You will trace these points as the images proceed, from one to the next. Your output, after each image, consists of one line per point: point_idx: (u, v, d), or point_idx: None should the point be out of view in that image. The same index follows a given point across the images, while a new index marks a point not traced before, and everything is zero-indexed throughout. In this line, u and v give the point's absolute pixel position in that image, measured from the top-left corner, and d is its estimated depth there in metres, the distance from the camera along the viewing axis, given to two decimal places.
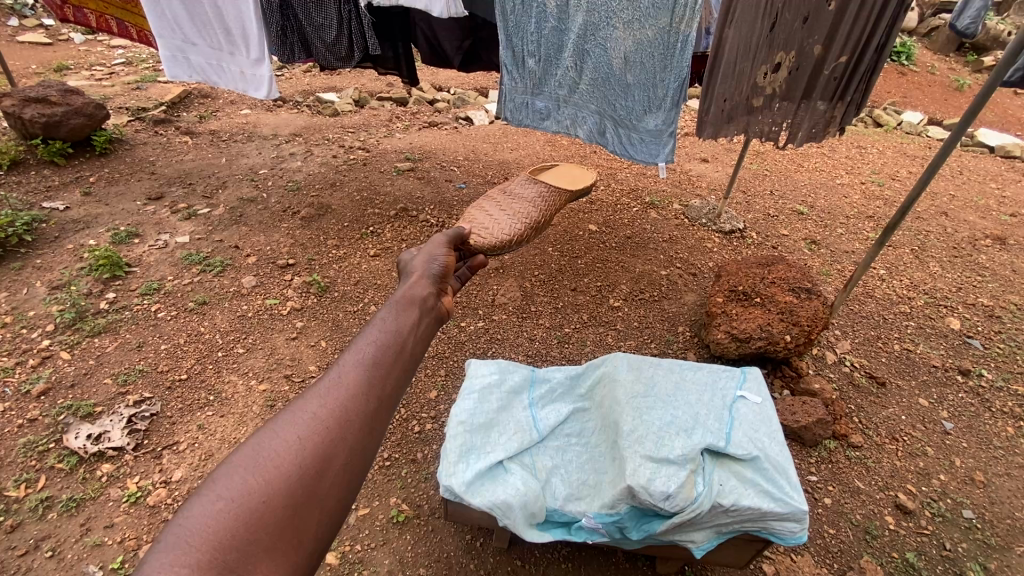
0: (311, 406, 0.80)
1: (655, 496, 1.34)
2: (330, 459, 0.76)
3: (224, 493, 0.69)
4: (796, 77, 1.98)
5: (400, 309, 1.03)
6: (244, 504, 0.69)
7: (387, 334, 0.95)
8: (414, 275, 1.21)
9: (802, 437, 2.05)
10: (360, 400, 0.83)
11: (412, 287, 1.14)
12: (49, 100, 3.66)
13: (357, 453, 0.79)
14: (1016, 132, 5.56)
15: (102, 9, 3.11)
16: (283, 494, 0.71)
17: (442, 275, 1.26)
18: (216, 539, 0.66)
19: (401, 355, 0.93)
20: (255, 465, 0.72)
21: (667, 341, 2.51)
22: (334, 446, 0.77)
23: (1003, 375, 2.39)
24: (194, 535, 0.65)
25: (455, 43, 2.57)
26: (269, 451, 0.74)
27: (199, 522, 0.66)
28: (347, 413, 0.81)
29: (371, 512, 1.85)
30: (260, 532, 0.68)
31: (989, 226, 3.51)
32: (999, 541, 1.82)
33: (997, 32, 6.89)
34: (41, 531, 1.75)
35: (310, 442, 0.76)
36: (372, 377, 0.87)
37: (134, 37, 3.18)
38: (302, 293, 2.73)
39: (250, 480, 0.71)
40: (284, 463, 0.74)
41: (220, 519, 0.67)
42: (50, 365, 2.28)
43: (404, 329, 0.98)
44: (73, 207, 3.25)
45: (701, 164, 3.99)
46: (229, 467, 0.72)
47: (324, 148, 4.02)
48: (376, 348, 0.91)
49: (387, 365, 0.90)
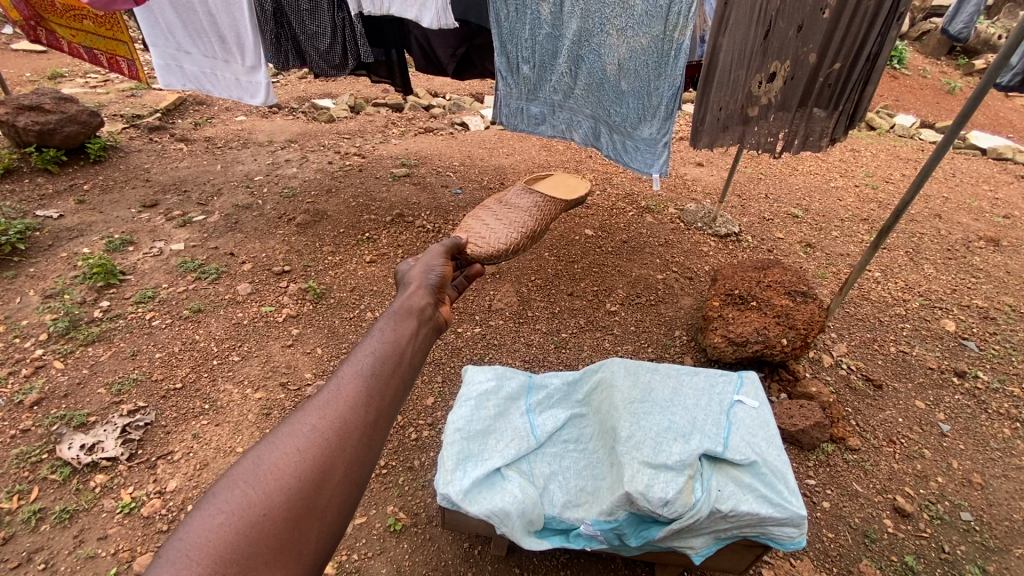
0: (308, 417, 0.80)
1: (653, 503, 1.33)
2: (329, 470, 0.75)
3: (224, 507, 0.68)
4: (791, 86, 2.00)
5: (399, 318, 1.03)
6: (244, 517, 0.68)
7: (386, 345, 0.94)
8: (411, 285, 1.20)
9: (800, 440, 2.04)
10: (359, 411, 0.82)
11: (409, 298, 1.13)
12: (42, 107, 3.64)
13: (357, 465, 0.78)
14: (1006, 134, 5.63)
15: (74, 39, 3.18)
16: (282, 507, 0.70)
17: (440, 285, 1.26)
18: (216, 552, 0.65)
19: (401, 364, 0.92)
20: (254, 477, 0.72)
21: (664, 345, 2.51)
22: (333, 457, 0.76)
23: (999, 377, 2.40)
24: (195, 548, 0.65)
25: (448, 51, 2.52)
26: (268, 462, 0.74)
27: (201, 536, 0.66)
28: (346, 424, 0.80)
29: (368, 521, 1.83)
30: (260, 546, 0.67)
31: (982, 227, 3.54)
32: (997, 543, 1.82)
33: (988, 36, 6.99)
34: (35, 543, 1.73)
35: (310, 453, 0.75)
36: (370, 388, 0.86)
37: (106, 64, 3.13)
38: (298, 299, 2.73)
39: (250, 493, 0.70)
40: (284, 475, 0.73)
41: (221, 532, 0.67)
42: (43, 374, 2.26)
43: (402, 338, 0.97)
44: (67, 215, 3.24)
45: (696, 168, 4.02)
46: (229, 481, 0.71)
47: (320, 154, 4.03)
48: (375, 359, 0.90)
49: (386, 376, 0.89)
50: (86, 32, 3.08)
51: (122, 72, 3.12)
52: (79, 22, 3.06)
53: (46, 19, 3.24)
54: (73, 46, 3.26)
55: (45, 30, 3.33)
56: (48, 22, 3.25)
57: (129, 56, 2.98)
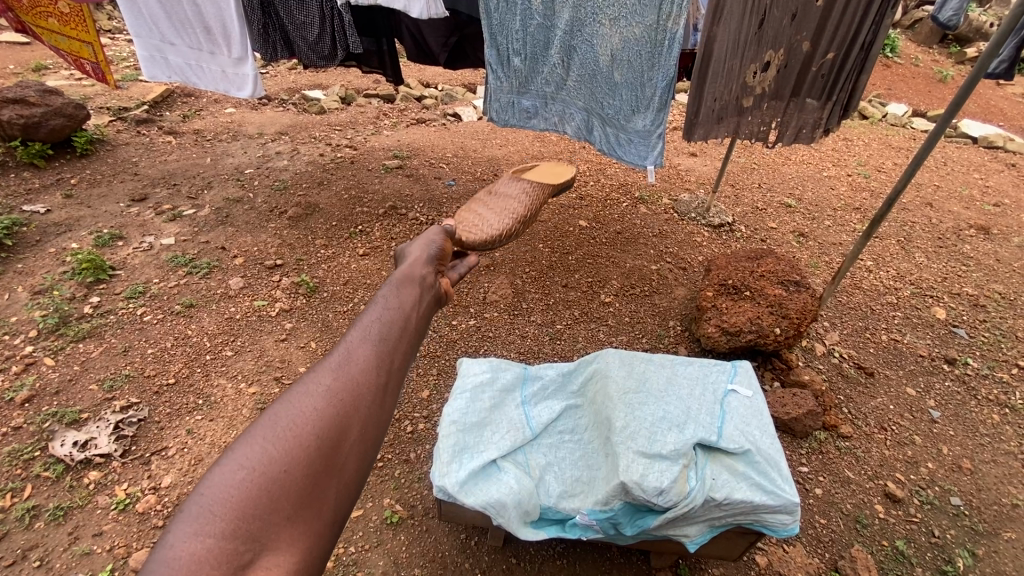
0: (322, 376, 0.76)
1: (648, 492, 1.34)
2: (346, 429, 0.72)
3: (244, 463, 0.65)
4: (784, 75, 1.99)
5: (406, 283, 0.99)
6: (264, 473, 0.65)
7: (397, 304, 0.91)
8: (414, 256, 1.18)
9: (792, 428, 2.06)
10: (374, 368, 0.78)
11: (413, 266, 1.11)
12: (26, 100, 3.56)
13: (375, 422, 0.74)
14: (997, 122, 5.66)
15: (40, 35, 3.11)
16: (302, 463, 0.67)
17: (442, 256, 1.22)
18: (238, 508, 0.63)
19: (412, 325, 0.88)
20: (272, 433, 0.68)
21: (658, 336, 2.52)
22: (349, 417, 0.73)
23: (988, 363, 2.43)
24: (217, 505, 0.62)
25: (441, 39, 2.51)
26: (286, 418, 0.70)
27: (221, 493, 0.63)
28: (361, 382, 0.76)
29: (365, 513, 1.84)
30: (281, 503, 0.64)
31: (972, 216, 3.57)
32: (986, 527, 1.85)
33: (980, 23, 6.99)
34: (29, 540, 1.72)
35: (326, 411, 0.72)
36: (384, 346, 0.82)
37: (72, 64, 3.11)
38: (291, 294, 2.70)
39: (269, 449, 0.67)
40: (302, 431, 0.69)
41: (242, 488, 0.64)
42: (33, 372, 2.23)
43: (410, 301, 0.93)
44: (55, 210, 3.19)
45: (690, 158, 4.02)
46: (247, 437, 0.68)
47: (311, 147, 3.99)
48: (388, 318, 0.87)
49: (399, 334, 0.85)
50: (51, 31, 3.02)
51: (88, 74, 3.11)
52: (45, 20, 2.99)
53: (15, 12, 3.15)
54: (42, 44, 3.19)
55: (14, 23, 3.26)
56: (18, 19, 3.19)
57: (92, 58, 2.95)
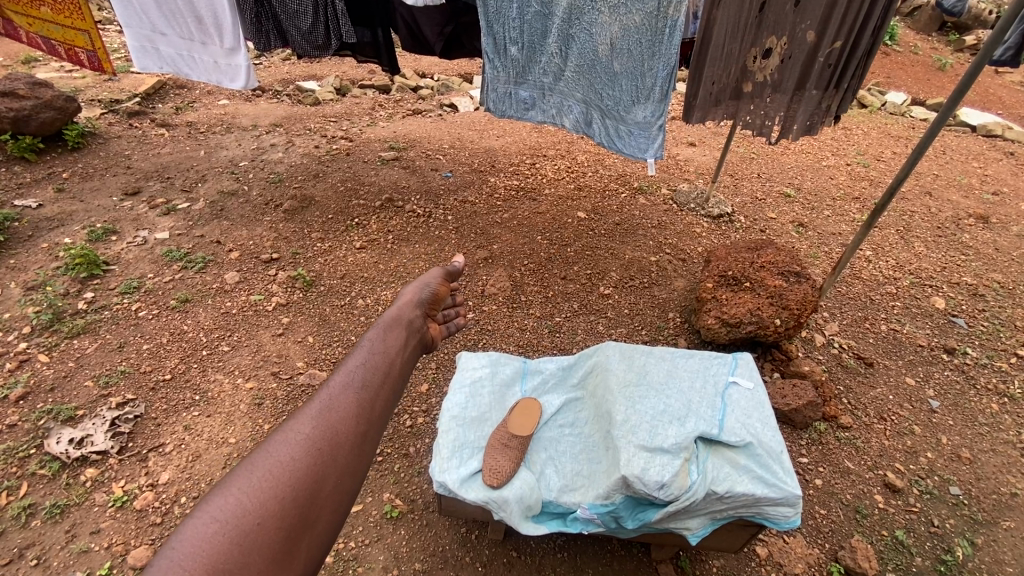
0: (301, 426, 0.78)
1: (649, 486, 1.33)
2: (321, 481, 0.74)
3: (219, 515, 0.65)
4: (789, 65, 1.94)
5: (388, 330, 1.04)
6: (238, 526, 0.65)
7: (376, 355, 0.95)
8: (402, 299, 1.21)
9: (793, 419, 2.06)
10: (350, 422, 0.82)
11: (399, 310, 1.15)
12: (16, 92, 3.47)
13: (349, 474, 0.77)
14: (996, 110, 5.64)
15: (31, 28, 3.05)
16: (275, 516, 0.68)
17: (431, 302, 1.27)
18: (210, 562, 0.62)
19: (390, 376, 0.92)
20: (248, 485, 0.69)
21: (658, 327, 2.51)
22: (324, 468, 0.75)
23: (987, 353, 2.42)
24: (188, 558, 0.61)
25: (436, 28, 2.44)
26: (262, 470, 0.72)
27: (194, 545, 0.62)
28: (338, 434, 0.79)
29: (365, 509, 1.83)
30: (252, 556, 0.64)
31: (972, 205, 3.55)
32: (985, 516, 1.85)
33: (979, 11, 6.94)
34: (26, 539, 1.71)
35: (303, 462, 0.74)
36: (362, 398, 0.86)
37: (65, 56, 3.04)
38: (287, 288, 2.68)
39: (244, 501, 0.67)
40: (278, 483, 0.71)
41: (214, 542, 0.63)
42: (27, 368, 2.21)
43: (390, 351, 0.98)
44: (47, 205, 3.14)
45: (689, 148, 3.99)
46: (222, 489, 0.69)
47: (306, 139, 3.94)
48: (366, 369, 0.91)
49: (377, 386, 0.89)
50: (43, 21, 2.96)
51: (82, 64, 3.05)
52: (36, 10, 2.94)
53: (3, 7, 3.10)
54: (30, 35, 3.13)
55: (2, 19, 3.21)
56: (4, 10, 3.13)
57: (88, 46, 2.90)
